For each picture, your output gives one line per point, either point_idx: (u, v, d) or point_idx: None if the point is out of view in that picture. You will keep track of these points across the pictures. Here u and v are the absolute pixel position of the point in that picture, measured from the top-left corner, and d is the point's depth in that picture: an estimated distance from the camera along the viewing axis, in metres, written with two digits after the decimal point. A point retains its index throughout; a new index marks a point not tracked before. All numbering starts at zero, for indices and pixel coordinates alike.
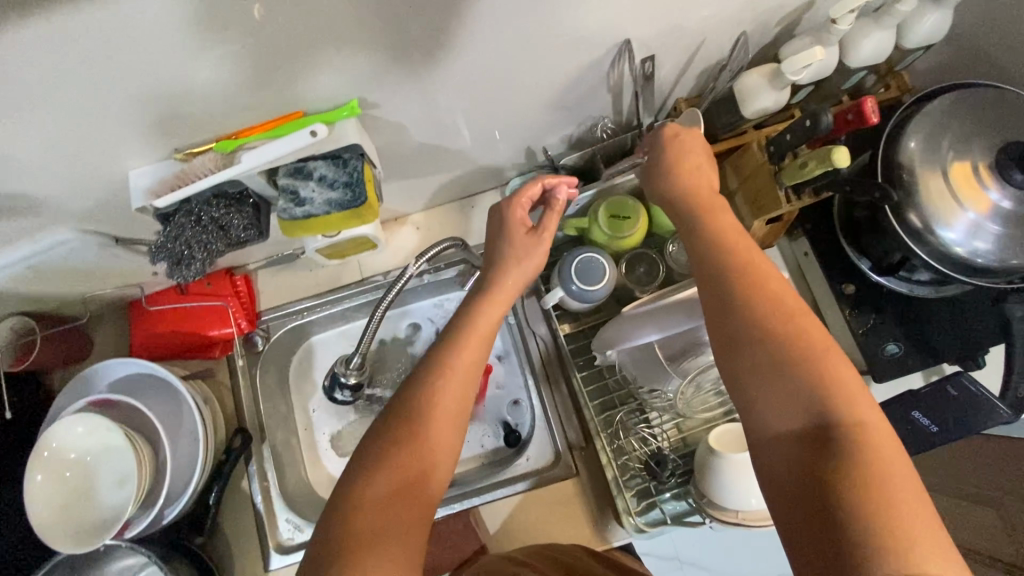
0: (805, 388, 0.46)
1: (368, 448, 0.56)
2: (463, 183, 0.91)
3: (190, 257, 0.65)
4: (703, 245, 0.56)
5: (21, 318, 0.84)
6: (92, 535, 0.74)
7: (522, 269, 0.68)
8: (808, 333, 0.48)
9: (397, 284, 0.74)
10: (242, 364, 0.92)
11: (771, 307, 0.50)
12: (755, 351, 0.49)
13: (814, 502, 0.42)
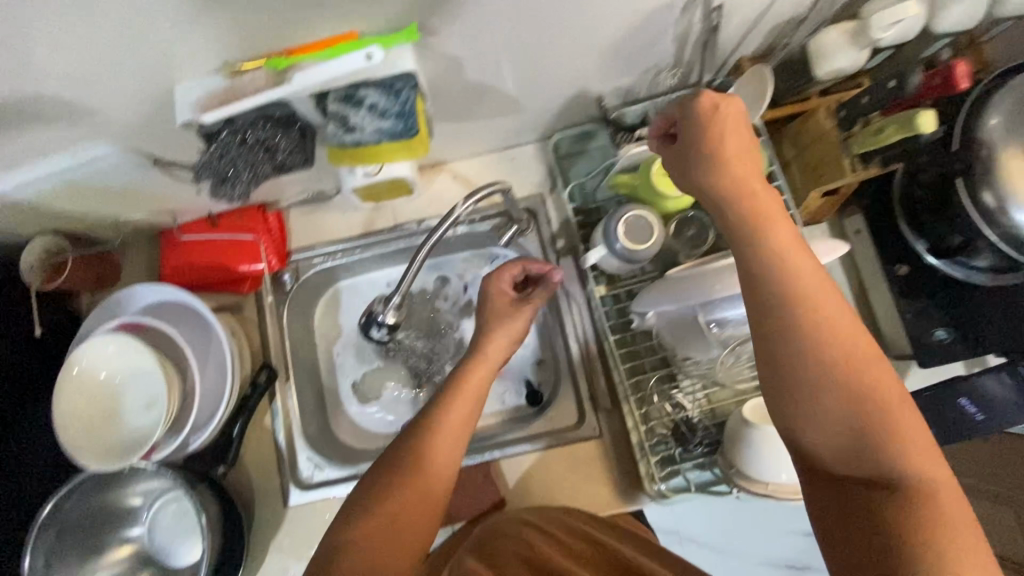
0: (865, 440, 0.46)
1: (371, 486, 0.61)
2: (506, 133, 0.88)
3: (235, 176, 0.62)
4: (760, 275, 0.50)
5: (55, 237, 0.83)
6: (121, 454, 0.74)
7: (501, 336, 0.75)
8: (870, 379, 0.47)
9: (444, 222, 0.72)
10: (270, 302, 0.91)
11: (841, 355, 0.48)
12: (826, 405, 0.48)
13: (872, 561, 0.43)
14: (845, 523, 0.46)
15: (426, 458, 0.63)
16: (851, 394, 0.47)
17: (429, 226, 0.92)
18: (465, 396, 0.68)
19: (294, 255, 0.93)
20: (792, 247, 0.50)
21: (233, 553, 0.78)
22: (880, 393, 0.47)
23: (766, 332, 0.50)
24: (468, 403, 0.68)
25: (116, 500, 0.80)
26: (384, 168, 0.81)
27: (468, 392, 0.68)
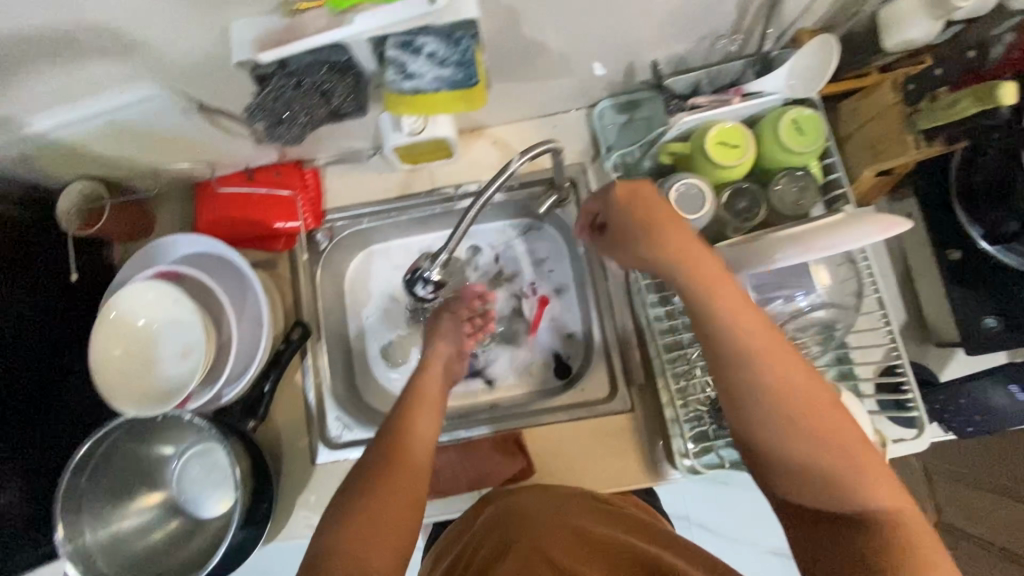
0: (834, 474, 0.53)
1: (353, 485, 0.65)
2: (552, 98, 0.86)
3: (291, 119, 0.60)
4: (712, 341, 0.56)
5: (91, 182, 0.83)
6: (155, 401, 0.74)
7: (444, 346, 0.84)
8: (824, 417, 0.54)
9: (500, 175, 0.65)
10: (304, 261, 0.91)
11: (798, 402, 0.54)
12: (797, 449, 0.54)
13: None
14: (819, 552, 0.53)
15: (405, 455, 0.67)
16: (807, 441, 0.54)
17: (466, 191, 0.91)
18: (426, 403, 0.75)
19: (329, 214, 0.92)
20: (741, 311, 0.56)
21: (264, 505, 0.79)
22: (835, 427, 0.54)
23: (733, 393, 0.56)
24: (428, 412, 0.74)
25: (150, 450, 0.81)
26: (428, 127, 0.79)
27: (426, 403, 0.74)
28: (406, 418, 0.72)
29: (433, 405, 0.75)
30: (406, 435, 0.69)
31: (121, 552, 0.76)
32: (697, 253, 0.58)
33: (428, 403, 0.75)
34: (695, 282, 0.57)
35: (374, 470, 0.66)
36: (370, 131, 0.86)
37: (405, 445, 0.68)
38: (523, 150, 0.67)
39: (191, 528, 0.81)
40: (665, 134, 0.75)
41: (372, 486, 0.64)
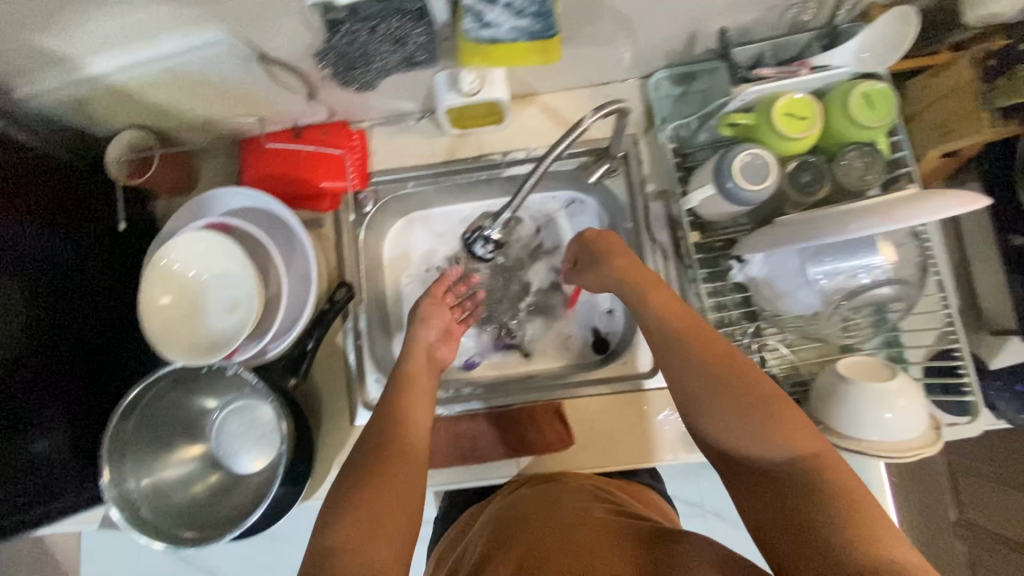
0: (763, 433, 0.56)
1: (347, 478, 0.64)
2: (607, 66, 0.84)
3: (362, 63, 0.68)
4: (652, 325, 0.67)
5: (137, 131, 0.82)
6: (206, 353, 0.74)
7: (426, 334, 0.83)
8: (754, 383, 0.58)
9: (569, 134, 0.61)
10: (348, 222, 0.90)
11: (727, 369, 0.60)
12: (726, 415, 0.58)
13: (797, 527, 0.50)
14: (762, 513, 0.54)
15: (395, 444, 0.67)
16: (737, 406, 0.57)
17: (514, 158, 0.89)
18: (415, 386, 0.76)
19: (375, 176, 0.91)
20: (670, 304, 0.67)
21: (305, 461, 0.79)
22: (764, 392, 0.57)
23: (670, 368, 0.63)
24: (419, 396, 0.75)
25: (198, 403, 0.82)
26: (484, 88, 0.77)
27: (418, 384, 0.76)
28: (396, 411, 0.71)
29: (420, 386, 0.76)
30: (396, 426, 0.69)
31: (168, 501, 0.77)
32: (642, 268, 0.72)
33: (415, 383, 0.76)
34: (637, 286, 0.71)
35: (367, 468, 0.64)
36: (420, 93, 0.85)
37: (398, 435, 0.68)
38: (599, 105, 0.62)
39: (232, 481, 0.82)
40: (727, 105, 0.74)
41: (364, 481, 0.63)
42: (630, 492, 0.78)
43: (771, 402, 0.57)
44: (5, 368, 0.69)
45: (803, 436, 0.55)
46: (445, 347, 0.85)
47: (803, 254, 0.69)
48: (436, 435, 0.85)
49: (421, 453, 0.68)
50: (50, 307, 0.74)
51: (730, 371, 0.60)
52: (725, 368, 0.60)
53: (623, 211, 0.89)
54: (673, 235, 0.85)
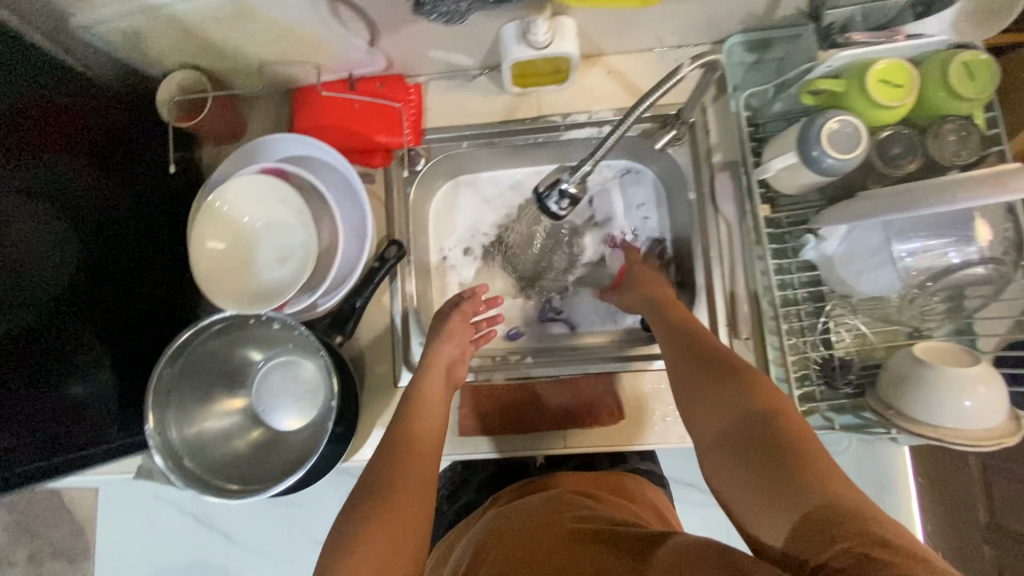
0: (731, 398, 0.56)
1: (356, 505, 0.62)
2: (682, 27, 0.80)
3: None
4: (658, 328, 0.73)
5: (192, 71, 0.80)
6: (261, 301, 0.72)
7: (445, 351, 0.80)
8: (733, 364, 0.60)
9: (671, 78, 0.57)
10: (398, 180, 0.87)
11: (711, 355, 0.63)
12: (703, 390, 0.60)
13: (754, 473, 0.50)
14: (726, 470, 0.53)
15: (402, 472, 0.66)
16: (714, 380, 0.60)
17: (575, 121, 0.86)
18: (425, 405, 0.75)
19: (428, 134, 0.88)
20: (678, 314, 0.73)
21: (348, 422, 0.77)
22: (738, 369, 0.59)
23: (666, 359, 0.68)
24: (428, 417, 0.74)
25: (242, 355, 0.80)
26: (556, 41, 0.73)
27: (429, 406, 0.75)
28: (408, 430, 0.71)
29: (433, 404, 0.76)
30: (406, 450, 0.69)
31: (211, 454, 0.75)
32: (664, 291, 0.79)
33: (428, 399, 0.76)
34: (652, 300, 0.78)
35: (378, 487, 0.64)
36: (484, 48, 0.81)
37: (402, 455, 0.68)
38: (695, 54, 0.59)
39: (274, 438, 0.81)
40: (813, 71, 0.70)
41: (371, 505, 0.62)
42: (613, 490, 0.76)
43: (733, 373, 0.59)
44: (54, 305, 0.67)
45: (764, 394, 0.55)
46: (462, 366, 0.81)
47: (891, 231, 0.66)
48: (480, 400, 0.85)
49: (430, 474, 0.68)
50: (96, 248, 0.72)
51: (703, 355, 0.64)
52: (704, 355, 0.64)
53: (685, 181, 0.86)
54: (739, 208, 0.82)
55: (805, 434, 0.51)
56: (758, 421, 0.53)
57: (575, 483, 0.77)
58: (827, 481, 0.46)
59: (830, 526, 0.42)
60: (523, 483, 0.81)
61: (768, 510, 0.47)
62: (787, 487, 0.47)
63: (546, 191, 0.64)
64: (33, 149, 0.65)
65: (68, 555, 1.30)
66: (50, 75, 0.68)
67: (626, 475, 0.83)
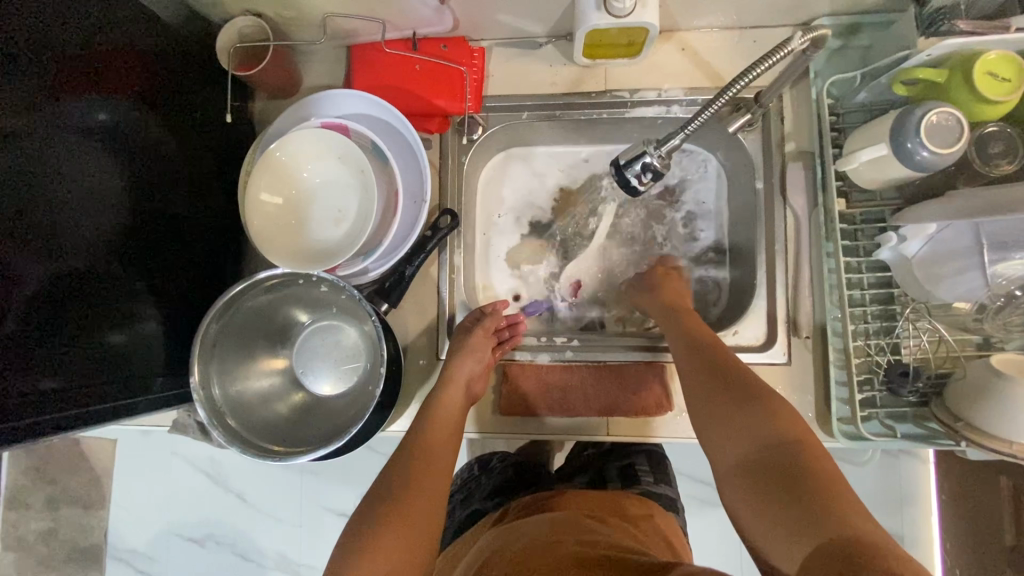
0: (757, 418, 0.55)
1: (356, 532, 0.62)
2: (768, 6, 0.76)
3: None
4: (675, 338, 0.70)
5: (252, 18, 0.77)
6: (311, 259, 0.71)
7: (467, 363, 0.77)
8: (757, 383, 0.59)
9: (775, 53, 0.56)
10: (454, 148, 0.85)
11: (734, 372, 0.61)
12: (724, 409, 0.58)
13: (783, 505, 0.48)
14: (754, 498, 0.51)
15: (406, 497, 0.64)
16: (737, 400, 0.58)
17: (643, 98, 0.82)
18: (440, 427, 0.73)
19: (489, 102, 0.85)
20: (699, 325, 0.71)
21: (390, 390, 0.75)
22: (761, 389, 0.58)
23: (685, 373, 0.65)
24: (446, 433, 0.73)
25: (287, 315, 0.79)
26: (638, 10, 0.68)
27: (444, 423, 0.73)
28: (418, 455, 0.69)
29: (447, 423, 0.73)
30: (418, 470, 0.68)
31: (254, 414, 0.74)
32: (686, 306, 0.77)
33: (444, 420, 0.73)
34: (670, 309, 0.76)
35: (386, 510, 0.63)
36: (555, 16, 0.77)
37: (414, 477, 0.67)
38: (808, 31, 0.59)
39: (316, 403, 0.80)
40: (910, 59, 0.65)
41: (387, 518, 0.62)
42: (620, 510, 0.69)
43: (753, 394, 0.58)
44: (112, 249, 0.66)
45: (789, 420, 0.54)
46: (481, 382, 0.79)
47: (983, 232, 0.63)
48: (526, 379, 0.81)
49: (435, 492, 0.66)
50: (155, 195, 0.72)
51: (721, 370, 0.62)
52: (726, 369, 0.62)
53: (753, 169, 0.82)
54: (810, 200, 0.79)
55: (826, 465, 0.50)
56: (786, 450, 0.51)
57: (585, 503, 0.69)
58: (851, 516, 0.45)
59: (852, 558, 0.41)
60: (528, 498, 0.74)
61: (789, 538, 0.47)
62: (808, 515, 0.46)
63: (628, 162, 0.66)
64: (106, 91, 0.65)
65: (83, 502, 1.30)
66: (128, 16, 0.68)
67: (635, 496, 0.74)
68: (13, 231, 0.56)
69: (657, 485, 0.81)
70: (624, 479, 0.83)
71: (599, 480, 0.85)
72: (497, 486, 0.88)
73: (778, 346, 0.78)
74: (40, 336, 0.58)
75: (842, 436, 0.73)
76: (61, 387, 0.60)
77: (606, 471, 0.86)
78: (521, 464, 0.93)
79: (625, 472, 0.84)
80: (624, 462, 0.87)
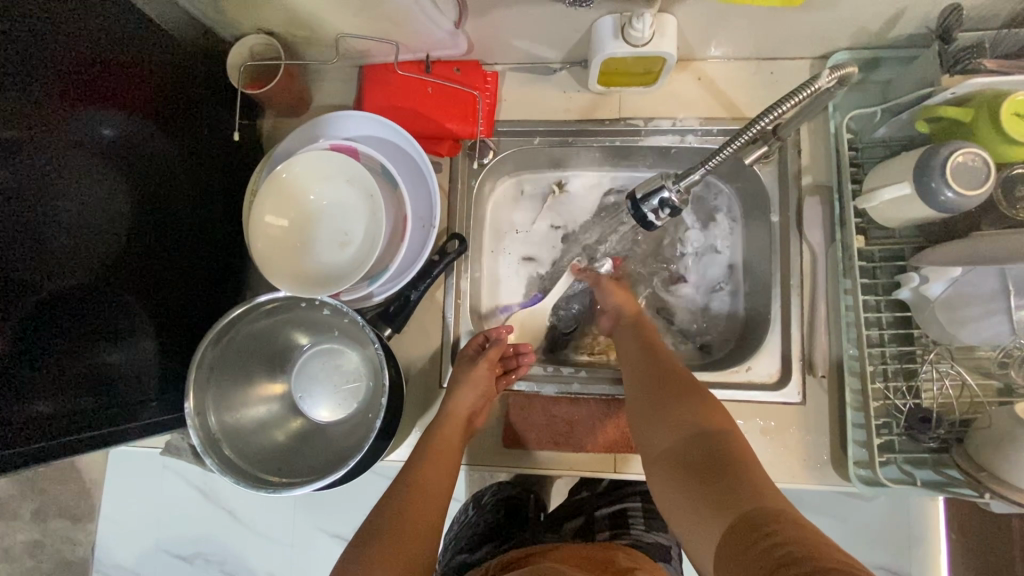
0: (691, 414, 0.58)
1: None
2: (788, 38, 0.74)
3: None
4: (624, 343, 0.74)
5: (263, 37, 0.77)
6: (315, 284, 0.68)
7: (468, 392, 0.75)
8: (694, 385, 0.63)
9: (803, 90, 0.56)
10: (464, 172, 0.84)
11: (674, 372, 0.65)
12: (662, 405, 0.61)
13: (704, 485, 0.51)
14: (679, 482, 0.54)
15: (394, 540, 0.61)
16: (674, 398, 0.61)
17: (657, 127, 0.81)
18: (440, 460, 0.70)
19: (501, 127, 0.84)
20: (645, 326, 0.76)
21: (391, 419, 0.73)
22: (695, 389, 0.62)
23: (628, 374, 0.69)
24: (444, 467, 0.70)
25: (288, 339, 0.77)
26: (656, 39, 0.67)
27: (444, 455, 0.70)
28: (414, 493, 0.66)
29: (449, 458, 0.71)
30: (412, 507, 0.65)
31: (250, 443, 0.72)
32: (638, 309, 0.79)
33: (447, 452, 0.71)
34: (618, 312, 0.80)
35: (378, 551, 0.60)
36: (570, 43, 0.77)
37: (408, 511, 0.64)
38: (834, 67, 0.58)
39: (314, 430, 0.77)
40: (935, 98, 0.63)
41: (383, 552, 0.60)
42: (607, 563, 0.61)
43: (686, 394, 0.61)
44: (112, 270, 0.64)
45: (718, 416, 0.58)
46: (482, 414, 0.77)
47: (1008, 276, 0.62)
48: (530, 411, 0.79)
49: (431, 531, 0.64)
50: (157, 214, 0.70)
51: (656, 372, 0.66)
52: (668, 372, 0.65)
53: (768, 202, 0.80)
54: (828, 236, 0.77)
55: (748, 453, 0.54)
56: (710, 439, 0.55)
57: (572, 558, 0.62)
58: (763, 490, 0.48)
59: (760, 528, 0.44)
60: (513, 555, 0.68)
61: (704, 513, 0.50)
62: (722, 492, 0.49)
63: (644, 197, 0.66)
64: (114, 108, 0.64)
65: (71, 515, 1.26)
66: (141, 33, 0.67)
67: (624, 549, 0.66)
68: (21, 240, 0.55)
69: (649, 534, 0.79)
70: (613, 527, 0.81)
71: (587, 529, 0.83)
72: (485, 531, 0.87)
73: (794, 384, 0.75)
74: (31, 354, 0.56)
75: (857, 481, 0.70)
76: (50, 413, 0.58)
77: (596, 519, 0.84)
78: (511, 503, 0.91)
79: (615, 520, 0.82)
80: (618, 509, 0.84)
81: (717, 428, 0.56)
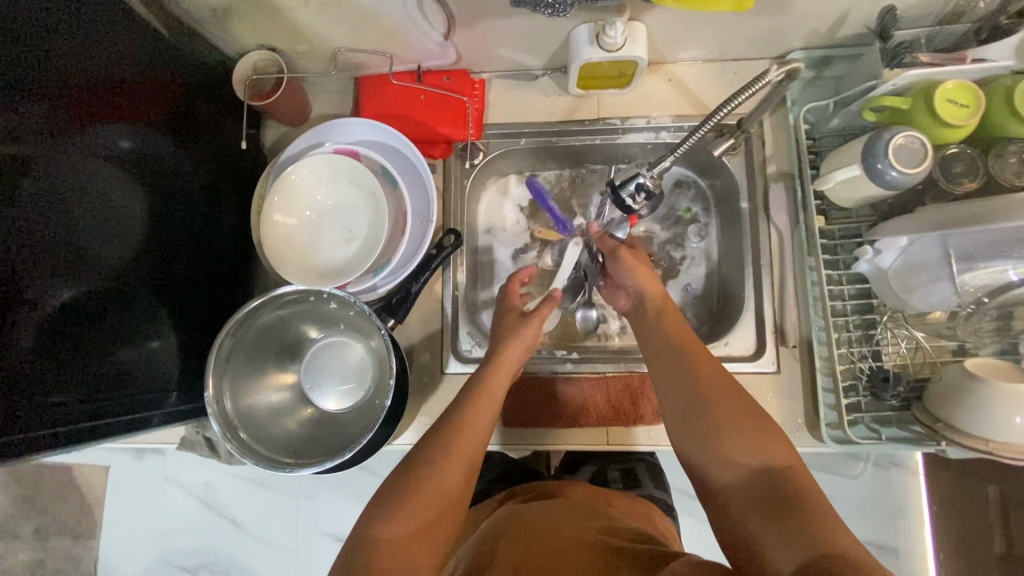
0: (750, 444, 0.58)
1: (391, 489, 0.62)
2: (748, 41, 0.82)
3: None
4: (656, 341, 0.71)
5: (264, 52, 0.83)
6: (324, 278, 0.76)
7: (516, 346, 0.76)
8: (746, 405, 0.62)
9: (757, 81, 0.63)
10: (456, 172, 0.91)
11: (720, 386, 0.63)
12: (718, 431, 0.60)
13: (773, 523, 0.52)
14: (745, 516, 0.55)
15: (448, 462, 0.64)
16: (730, 423, 0.60)
17: (633, 125, 0.88)
18: (490, 400, 0.70)
19: (489, 130, 0.90)
20: (676, 321, 0.72)
21: (398, 402, 0.78)
22: (750, 410, 0.61)
23: (665, 383, 0.67)
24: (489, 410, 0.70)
25: (296, 331, 0.82)
26: (628, 44, 0.74)
27: (490, 398, 0.70)
28: (460, 423, 0.67)
29: (494, 402, 0.71)
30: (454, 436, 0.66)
31: (264, 428, 0.76)
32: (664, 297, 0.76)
33: (494, 400, 0.71)
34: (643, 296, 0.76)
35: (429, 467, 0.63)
36: (551, 51, 0.84)
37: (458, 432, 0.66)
38: (781, 62, 0.66)
39: (324, 417, 0.82)
40: (881, 88, 0.70)
41: (433, 478, 0.62)
42: (609, 500, 0.71)
43: (740, 418, 0.60)
44: (129, 272, 0.69)
45: (780, 450, 0.58)
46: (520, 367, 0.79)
47: (950, 244, 0.66)
48: (527, 390, 0.84)
49: (478, 454, 0.67)
50: (168, 219, 0.75)
51: (695, 388, 0.64)
52: (714, 388, 0.64)
53: (737, 191, 0.88)
54: (792, 218, 0.84)
55: (812, 491, 0.54)
56: (777, 479, 0.55)
57: (590, 493, 0.71)
58: (833, 536, 0.49)
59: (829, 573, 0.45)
60: (538, 484, 0.75)
61: (774, 552, 0.50)
62: (794, 536, 0.50)
63: (622, 183, 0.72)
64: (129, 123, 0.69)
65: (73, 532, 1.28)
66: (154, 53, 0.72)
67: (628, 495, 0.75)
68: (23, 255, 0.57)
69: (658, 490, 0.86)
70: (625, 480, 0.87)
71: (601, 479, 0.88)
72: (500, 476, 0.92)
73: (768, 353, 0.82)
74: (57, 347, 0.60)
75: (830, 441, 0.76)
76: (74, 402, 0.62)
77: (608, 471, 0.89)
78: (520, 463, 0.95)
79: (626, 474, 0.88)
80: (625, 465, 0.91)
81: (782, 464, 0.56)
